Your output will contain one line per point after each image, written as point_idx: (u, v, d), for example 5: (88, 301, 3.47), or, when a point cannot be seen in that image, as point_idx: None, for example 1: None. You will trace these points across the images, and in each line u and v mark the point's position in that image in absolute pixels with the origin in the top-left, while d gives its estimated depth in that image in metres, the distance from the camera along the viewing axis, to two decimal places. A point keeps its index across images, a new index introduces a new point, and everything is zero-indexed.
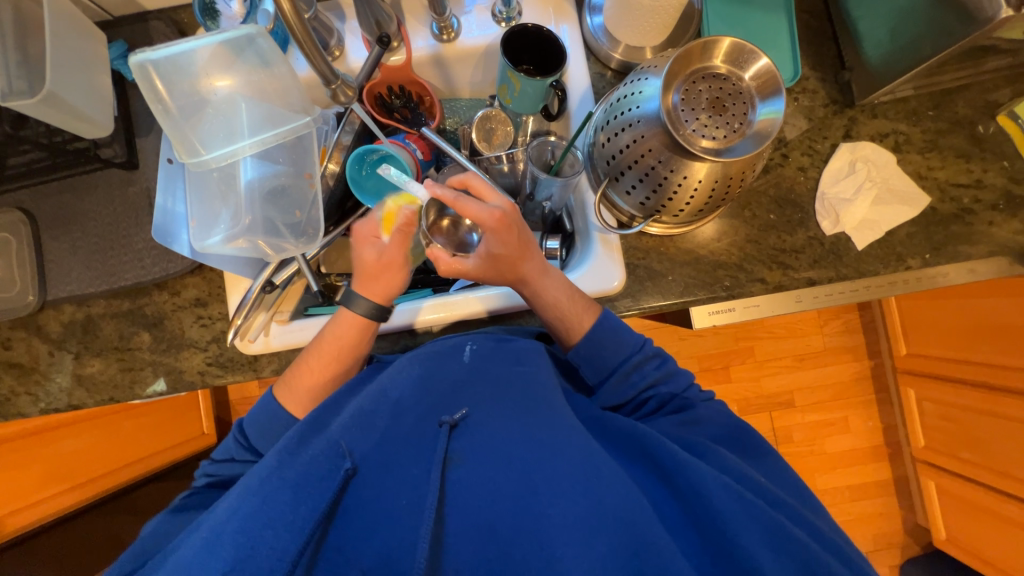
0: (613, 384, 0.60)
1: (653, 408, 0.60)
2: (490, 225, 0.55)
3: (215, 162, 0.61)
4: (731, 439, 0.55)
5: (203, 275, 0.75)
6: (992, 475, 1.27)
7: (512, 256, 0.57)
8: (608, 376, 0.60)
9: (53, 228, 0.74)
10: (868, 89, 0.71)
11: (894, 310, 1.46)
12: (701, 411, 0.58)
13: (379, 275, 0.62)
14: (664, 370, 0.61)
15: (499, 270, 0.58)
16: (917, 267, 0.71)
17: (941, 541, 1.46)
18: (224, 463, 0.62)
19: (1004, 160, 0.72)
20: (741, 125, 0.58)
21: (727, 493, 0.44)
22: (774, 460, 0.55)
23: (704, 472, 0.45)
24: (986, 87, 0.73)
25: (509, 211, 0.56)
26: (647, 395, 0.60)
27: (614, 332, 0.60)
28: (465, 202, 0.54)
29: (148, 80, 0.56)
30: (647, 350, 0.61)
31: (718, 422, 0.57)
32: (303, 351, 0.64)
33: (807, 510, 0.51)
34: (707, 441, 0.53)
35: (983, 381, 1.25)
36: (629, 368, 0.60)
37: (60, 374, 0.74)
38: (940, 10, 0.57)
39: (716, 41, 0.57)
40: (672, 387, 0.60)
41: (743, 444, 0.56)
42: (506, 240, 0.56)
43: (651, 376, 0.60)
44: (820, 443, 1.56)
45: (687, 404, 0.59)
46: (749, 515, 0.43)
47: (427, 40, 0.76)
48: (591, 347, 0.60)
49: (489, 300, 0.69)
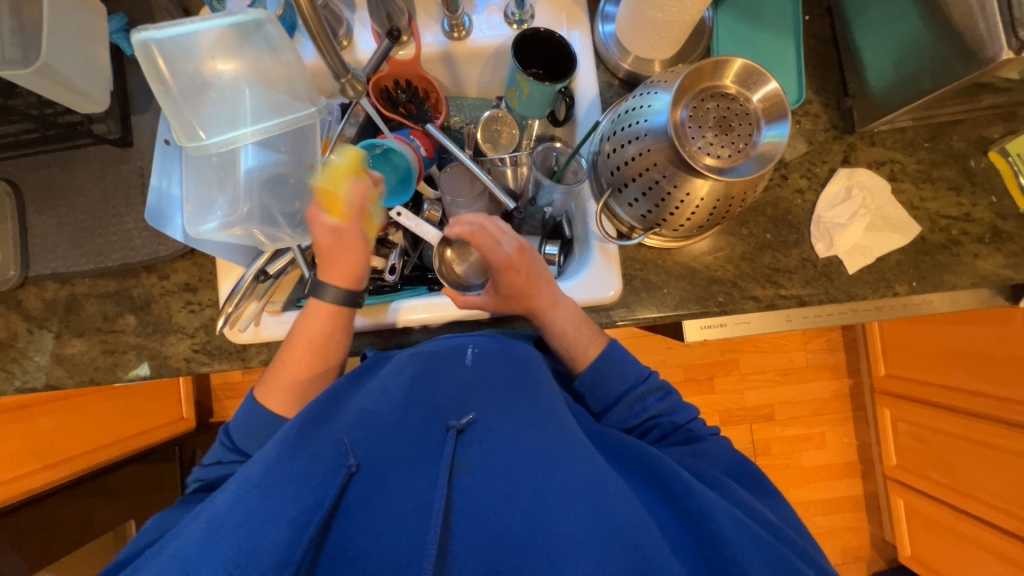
0: (618, 412, 0.61)
1: (657, 438, 0.60)
2: (500, 266, 0.60)
3: (215, 147, 0.59)
4: (738, 474, 0.57)
5: (194, 260, 0.73)
6: (960, 497, 1.31)
7: (517, 294, 0.62)
8: (612, 405, 0.62)
9: (39, 202, 0.71)
10: (868, 118, 0.72)
11: (876, 331, 1.49)
12: (709, 445, 0.58)
13: (325, 257, 0.62)
14: (666, 402, 0.62)
15: (508, 303, 0.63)
16: (904, 293, 0.73)
17: (906, 557, 1.51)
18: (212, 467, 0.60)
19: (993, 196, 0.74)
20: (746, 146, 0.59)
21: (735, 523, 0.44)
22: (779, 502, 0.56)
23: (714, 501, 0.46)
24: (981, 123, 0.75)
25: (517, 255, 0.60)
26: (650, 424, 0.61)
27: (620, 363, 0.62)
28: (479, 235, 0.60)
29: (150, 60, 0.54)
30: (651, 382, 0.63)
31: (725, 458, 0.57)
32: (277, 355, 0.64)
33: (809, 544, 0.52)
34: (718, 474, 0.54)
35: (958, 406, 1.29)
36: (632, 398, 0.61)
37: (39, 353, 0.72)
38: (943, 47, 0.59)
39: (728, 61, 0.58)
40: (676, 419, 0.61)
41: (734, 468, 0.57)
42: (512, 281, 0.60)
43: (654, 408, 0.61)
44: (797, 457, 1.59)
45: (693, 437, 0.59)
46: (758, 548, 0.43)
47: (437, 36, 0.75)
48: (595, 376, 0.62)
49: None
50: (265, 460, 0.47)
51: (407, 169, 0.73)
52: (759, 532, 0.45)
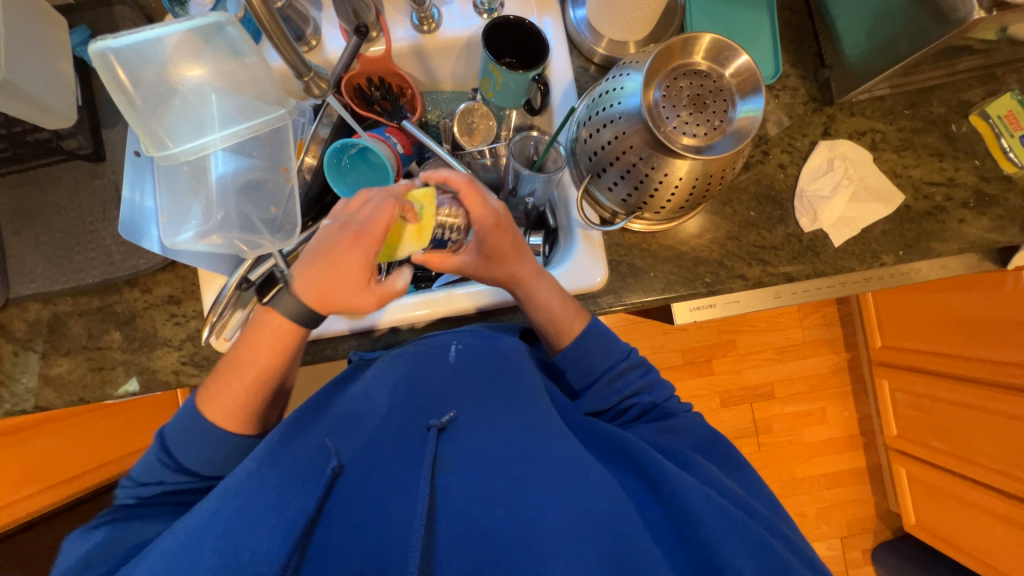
0: (598, 389, 0.60)
1: (634, 416, 0.60)
2: (488, 225, 0.56)
3: (184, 155, 0.58)
4: (707, 450, 0.56)
5: (176, 271, 0.72)
6: (962, 463, 1.32)
7: (503, 256, 0.59)
8: (594, 381, 0.61)
9: (14, 222, 0.71)
10: (846, 88, 0.72)
11: (870, 303, 1.49)
12: (680, 420, 0.58)
13: (311, 267, 0.53)
14: (646, 379, 0.61)
15: (495, 264, 0.60)
16: (891, 264, 0.73)
17: (911, 526, 1.52)
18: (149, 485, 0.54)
19: (976, 159, 0.74)
20: (722, 122, 0.58)
21: (709, 503, 0.44)
22: (747, 473, 0.56)
23: (689, 483, 0.45)
24: (960, 87, 0.75)
25: (504, 215, 0.57)
26: (630, 402, 0.60)
27: (603, 340, 0.61)
28: (472, 192, 0.53)
29: (110, 70, 0.53)
30: (633, 359, 0.61)
31: (695, 433, 0.57)
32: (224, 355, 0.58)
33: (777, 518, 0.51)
34: (688, 450, 0.54)
35: (955, 373, 1.29)
36: (615, 375, 0.60)
37: (25, 374, 0.71)
38: (916, 11, 0.58)
39: (697, 37, 0.57)
40: (654, 396, 0.60)
41: (707, 446, 0.57)
42: (499, 241, 0.57)
43: (636, 384, 0.60)
44: (799, 433, 1.60)
45: (668, 413, 0.59)
46: (731, 525, 0.43)
47: (407, 30, 0.74)
48: (578, 351, 0.60)
49: (477, 297, 0.69)
50: (244, 471, 0.46)
51: (384, 168, 0.71)
52: (735, 513, 0.44)
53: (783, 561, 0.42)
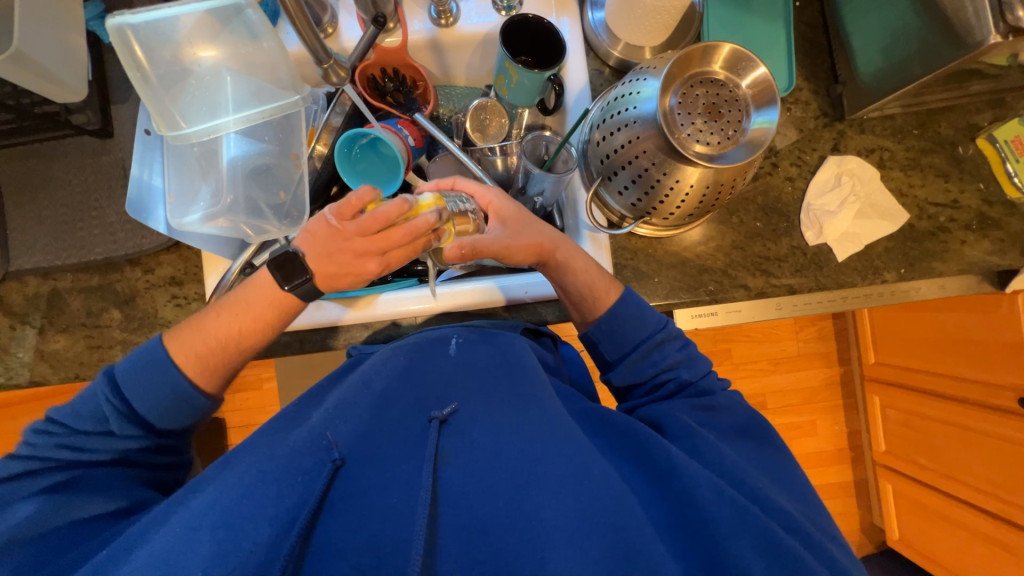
0: (634, 360, 0.59)
1: (671, 391, 0.58)
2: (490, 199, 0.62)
3: (196, 137, 0.58)
4: (745, 431, 0.55)
5: (179, 253, 0.72)
6: (949, 482, 1.34)
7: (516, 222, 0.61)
8: (629, 351, 0.59)
9: (18, 195, 0.70)
10: (857, 105, 0.72)
11: (866, 319, 1.50)
12: (720, 398, 0.57)
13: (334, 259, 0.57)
14: (684, 353, 0.59)
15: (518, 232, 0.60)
16: (892, 281, 0.73)
17: (895, 541, 1.54)
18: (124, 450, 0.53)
19: (981, 182, 0.74)
20: (735, 132, 0.58)
21: (720, 499, 0.44)
22: (781, 455, 0.54)
23: (699, 476, 0.45)
24: (970, 110, 0.76)
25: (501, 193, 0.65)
26: (665, 376, 0.59)
27: (637, 310, 0.59)
28: (467, 180, 0.63)
29: (126, 46, 0.52)
30: (670, 330, 0.60)
31: (736, 414, 0.56)
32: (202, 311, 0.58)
33: (799, 517, 0.49)
34: (716, 435, 0.53)
35: (947, 392, 1.31)
36: (651, 346, 0.59)
37: (21, 349, 0.70)
38: (931, 32, 0.59)
39: (716, 46, 0.57)
40: (691, 372, 0.58)
41: (741, 426, 0.55)
42: (503, 208, 0.62)
43: (672, 358, 0.59)
44: (788, 444, 1.61)
45: (704, 390, 0.58)
46: (742, 522, 0.43)
47: (425, 23, 0.74)
48: (612, 323, 0.59)
49: (508, 289, 0.69)
50: (242, 466, 0.46)
51: (395, 160, 0.71)
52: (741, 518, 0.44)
53: (798, 558, 0.42)
